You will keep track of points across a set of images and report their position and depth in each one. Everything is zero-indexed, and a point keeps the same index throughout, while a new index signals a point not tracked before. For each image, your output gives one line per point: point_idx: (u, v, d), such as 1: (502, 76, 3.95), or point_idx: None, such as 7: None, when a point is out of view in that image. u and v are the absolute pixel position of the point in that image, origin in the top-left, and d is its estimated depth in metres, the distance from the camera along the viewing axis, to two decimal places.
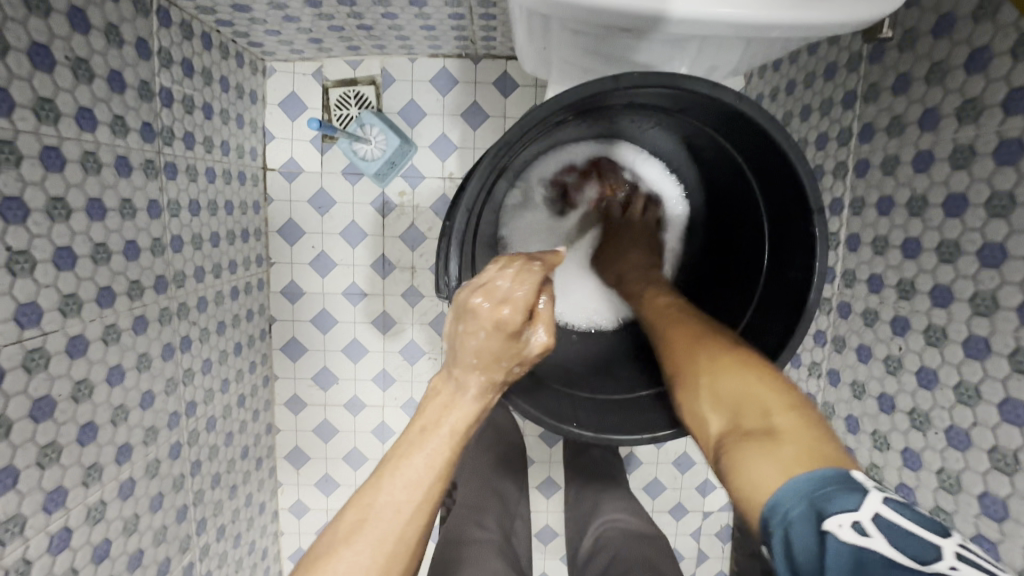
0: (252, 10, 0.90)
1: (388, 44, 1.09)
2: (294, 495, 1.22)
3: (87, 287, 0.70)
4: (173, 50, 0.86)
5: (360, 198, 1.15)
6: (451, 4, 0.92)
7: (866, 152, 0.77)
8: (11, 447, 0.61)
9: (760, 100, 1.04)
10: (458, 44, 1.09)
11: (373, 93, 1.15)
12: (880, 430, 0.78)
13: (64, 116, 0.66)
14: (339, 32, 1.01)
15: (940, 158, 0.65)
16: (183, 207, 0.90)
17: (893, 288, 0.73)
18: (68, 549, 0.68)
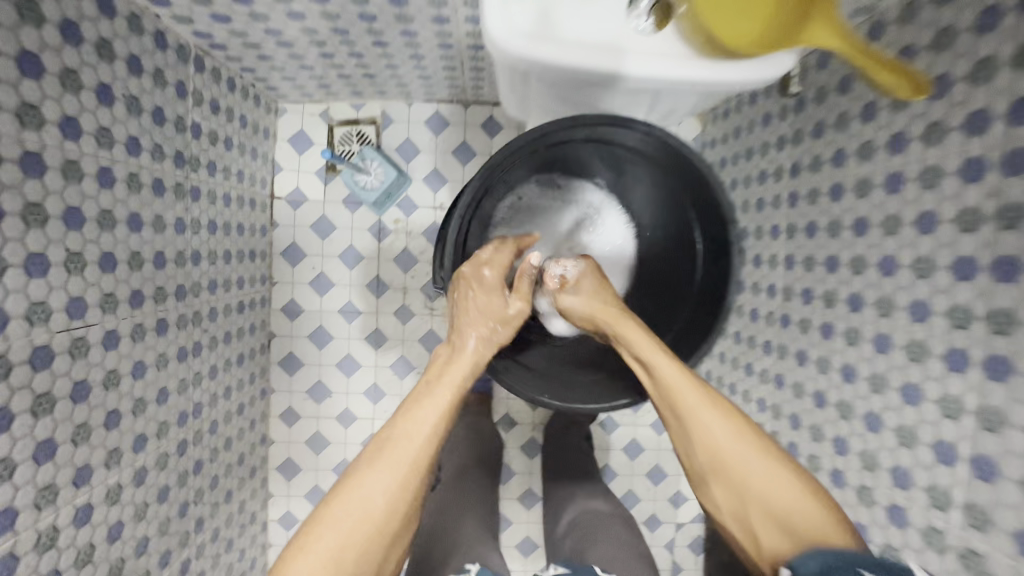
0: (273, 59, 0.88)
1: (388, 90, 1.06)
2: (284, 507, 1.15)
3: (146, 302, 0.72)
4: (207, 90, 0.84)
5: (360, 223, 1.13)
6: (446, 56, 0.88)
7: (898, 164, 0.62)
8: (52, 422, 0.59)
9: (747, 129, 0.93)
10: (452, 90, 1.06)
11: (373, 132, 1.11)
12: (938, 485, 0.59)
13: (117, 142, 0.64)
14: (346, 79, 0.99)
15: (991, 164, 0.51)
16: (204, 226, 0.85)
17: (944, 315, 0.57)
18: (90, 524, 0.64)
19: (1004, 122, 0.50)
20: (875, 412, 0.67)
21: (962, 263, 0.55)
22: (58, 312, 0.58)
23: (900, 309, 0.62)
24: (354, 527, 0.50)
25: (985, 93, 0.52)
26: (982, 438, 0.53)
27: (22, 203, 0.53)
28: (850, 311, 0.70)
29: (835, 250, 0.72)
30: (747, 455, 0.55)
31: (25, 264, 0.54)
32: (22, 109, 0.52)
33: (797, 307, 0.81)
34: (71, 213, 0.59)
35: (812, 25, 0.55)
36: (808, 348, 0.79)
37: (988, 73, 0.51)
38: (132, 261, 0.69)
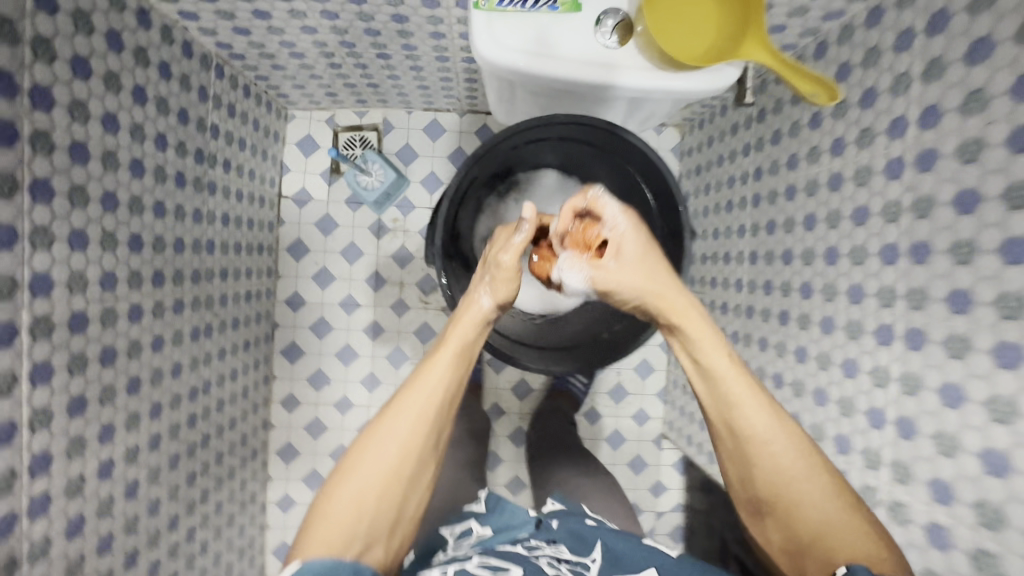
0: (286, 67, 0.94)
1: (389, 100, 1.11)
2: (282, 489, 1.19)
3: (165, 282, 0.77)
4: (225, 95, 0.91)
5: (360, 222, 1.19)
6: (441, 70, 0.94)
7: (864, 157, 0.63)
8: (84, 414, 0.62)
9: (723, 118, 0.96)
10: (448, 101, 1.11)
11: (375, 137, 1.16)
12: (900, 459, 0.59)
13: (146, 135, 0.71)
14: (352, 87, 1.04)
15: (945, 153, 0.52)
16: (217, 218, 0.92)
17: (904, 296, 0.57)
18: (111, 511, 0.67)
19: (958, 116, 0.51)
20: (822, 388, 0.70)
21: (885, 250, 0.60)
22: (93, 284, 0.62)
23: (842, 293, 0.66)
24: (374, 473, 0.49)
25: (905, 99, 0.57)
26: (904, 402, 0.58)
27: (68, 185, 0.58)
28: (802, 297, 0.74)
29: (792, 243, 0.76)
30: (800, 474, 0.51)
31: (67, 239, 0.58)
32: (71, 105, 0.58)
33: (761, 298, 0.85)
34: (106, 197, 0.64)
35: (748, 42, 0.60)
36: (769, 335, 0.82)
37: (905, 85, 0.57)
38: (155, 246, 0.74)
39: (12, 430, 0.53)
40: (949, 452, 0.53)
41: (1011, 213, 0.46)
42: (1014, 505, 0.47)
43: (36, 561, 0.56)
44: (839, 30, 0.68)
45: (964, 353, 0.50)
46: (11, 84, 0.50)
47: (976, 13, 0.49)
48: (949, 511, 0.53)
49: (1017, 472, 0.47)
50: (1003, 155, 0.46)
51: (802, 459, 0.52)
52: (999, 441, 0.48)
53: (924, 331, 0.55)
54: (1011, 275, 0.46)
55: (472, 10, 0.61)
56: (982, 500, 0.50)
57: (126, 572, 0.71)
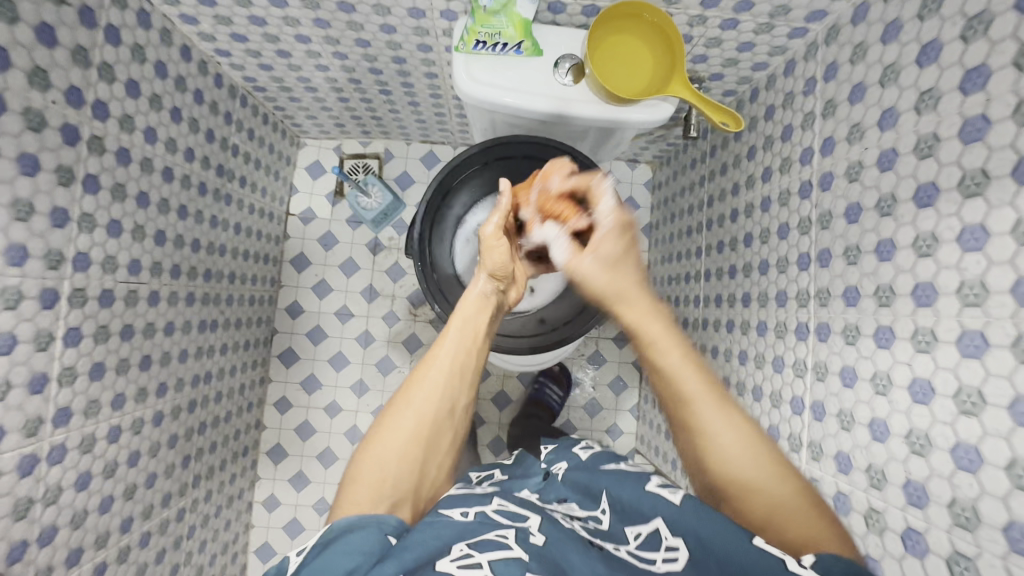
0: (301, 100, 1.03)
1: (391, 132, 1.20)
2: (269, 489, 1.20)
3: (181, 274, 0.85)
4: (247, 121, 1.00)
5: (359, 239, 1.25)
6: (435, 107, 1.03)
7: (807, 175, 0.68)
8: (102, 387, 0.69)
9: (691, 150, 1.05)
10: (444, 134, 1.19)
11: (377, 165, 1.25)
12: (814, 439, 0.64)
13: (179, 149, 0.80)
14: (358, 120, 1.13)
15: (837, 175, 0.62)
16: (231, 226, 0.99)
17: (812, 295, 0.66)
18: (114, 478, 0.73)
19: (845, 143, 0.61)
20: (758, 385, 0.77)
21: (799, 258, 0.69)
22: (122, 267, 0.70)
23: (771, 298, 0.75)
24: (398, 438, 0.50)
25: (810, 133, 0.68)
26: (816, 387, 0.64)
27: (112, 182, 0.67)
28: (743, 306, 0.83)
29: (734, 260, 0.86)
30: (738, 457, 0.46)
31: (107, 226, 0.67)
32: (123, 118, 0.68)
33: (714, 310, 0.93)
34: (140, 196, 0.73)
35: (676, 84, 0.68)
36: (720, 343, 0.90)
37: (811, 121, 0.68)
38: (176, 242, 0.82)
39: (43, 383, 0.60)
40: (848, 426, 0.58)
41: (881, 219, 0.56)
42: (892, 463, 0.52)
43: (47, 504, 0.62)
44: (766, 78, 0.78)
45: (855, 339, 0.58)
46: (80, 97, 0.61)
47: (887, 43, 0.56)
48: (848, 479, 0.58)
49: (895, 435, 0.52)
50: (875, 172, 0.57)
51: (743, 450, 0.46)
52: (882, 410, 0.54)
53: (829, 323, 0.63)
54: (882, 270, 0.55)
55: (454, 53, 0.69)
56: (871, 463, 0.55)
57: (120, 534, 0.75)
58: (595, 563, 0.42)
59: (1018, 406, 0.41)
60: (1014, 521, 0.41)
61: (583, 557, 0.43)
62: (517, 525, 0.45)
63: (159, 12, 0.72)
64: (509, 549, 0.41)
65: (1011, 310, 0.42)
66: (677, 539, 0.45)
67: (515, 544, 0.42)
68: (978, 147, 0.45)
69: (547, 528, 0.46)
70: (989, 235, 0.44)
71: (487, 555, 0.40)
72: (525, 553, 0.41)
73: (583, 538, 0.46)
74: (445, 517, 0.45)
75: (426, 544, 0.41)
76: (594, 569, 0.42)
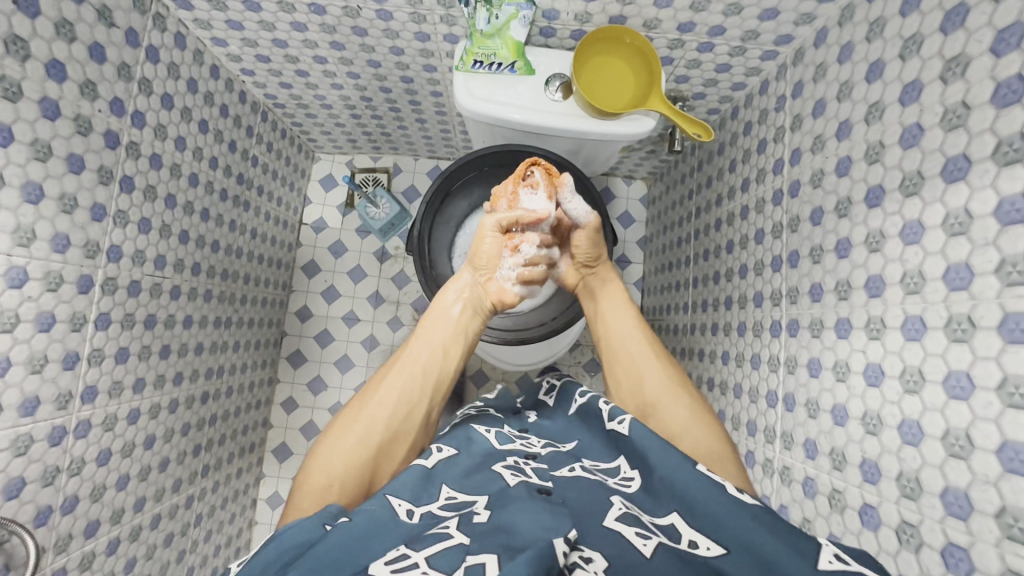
0: (317, 117, 1.12)
1: (399, 148, 1.27)
2: (273, 487, 1.24)
3: (200, 272, 0.91)
4: (266, 135, 1.08)
5: (368, 248, 1.32)
6: (442, 124, 1.11)
7: (779, 183, 0.74)
8: (125, 370, 0.75)
9: (680, 166, 1.11)
10: (449, 150, 1.27)
11: (386, 179, 1.32)
12: (787, 430, 0.68)
13: (204, 157, 0.88)
14: (369, 136, 1.22)
15: (804, 182, 0.68)
16: (247, 231, 1.07)
17: (784, 293, 0.71)
18: (130, 457, 0.78)
19: (811, 153, 0.67)
20: (738, 382, 0.81)
21: (772, 261, 0.74)
22: (148, 261, 0.77)
23: (750, 300, 0.80)
24: (347, 441, 0.56)
25: (781, 145, 0.74)
26: (788, 379, 0.68)
27: (144, 184, 0.75)
28: (726, 309, 0.87)
29: (719, 266, 0.91)
30: (668, 382, 0.67)
31: (138, 223, 0.74)
32: (157, 127, 0.75)
33: (701, 315, 0.97)
34: (168, 198, 0.80)
35: (654, 99, 0.75)
36: (705, 346, 0.94)
37: (782, 135, 0.74)
38: (197, 242, 0.89)
39: (75, 361, 0.66)
40: (815, 413, 0.62)
41: (839, 221, 0.61)
42: (850, 446, 0.56)
43: (71, 475, 0.67)
44: (745, 97, 0.84)
45: (820, 332, 0.63)
46: (121, 107, 0.68)
47: (843, 62, 0.61)
48: (815, 464, 0.61)
49: (853, 419, 0.56)
50: (833, 179, 0.62)
51: (674, 381, 0.67)
52: (842, 396, 0.58)
53: (798, 319, 0.67)
54: (841, 266, 0.59)
55: (454, 72, 0.76)
56: (833, 448, 0.59)
57: (134, 513, 0.80)
58: (544, 517, 0.45)
59: (951, 380, 0.45)
60: (949, 486, 0.45)
61: (528, 517, 0.45)
62: (461, 513, 0.47)
63: (193, 35, 0.81)
64: (450, 537, 0.42)
65: (942, 294, 0.46)
66: (635, 471, 0.55)
67: (455, 533, 0.43)
68: (914, 152, 0.50)
69: (493, 504, 0.48)
70: (925, 229, 0.49)
71: (424, 551, 0.40)
72: (466, 537, 0.42)
73: (530, 490, 0.50)
74: (389, 515, 0.46)
75: (365, 534, 0.43)
76: (540, 524, 0.44)
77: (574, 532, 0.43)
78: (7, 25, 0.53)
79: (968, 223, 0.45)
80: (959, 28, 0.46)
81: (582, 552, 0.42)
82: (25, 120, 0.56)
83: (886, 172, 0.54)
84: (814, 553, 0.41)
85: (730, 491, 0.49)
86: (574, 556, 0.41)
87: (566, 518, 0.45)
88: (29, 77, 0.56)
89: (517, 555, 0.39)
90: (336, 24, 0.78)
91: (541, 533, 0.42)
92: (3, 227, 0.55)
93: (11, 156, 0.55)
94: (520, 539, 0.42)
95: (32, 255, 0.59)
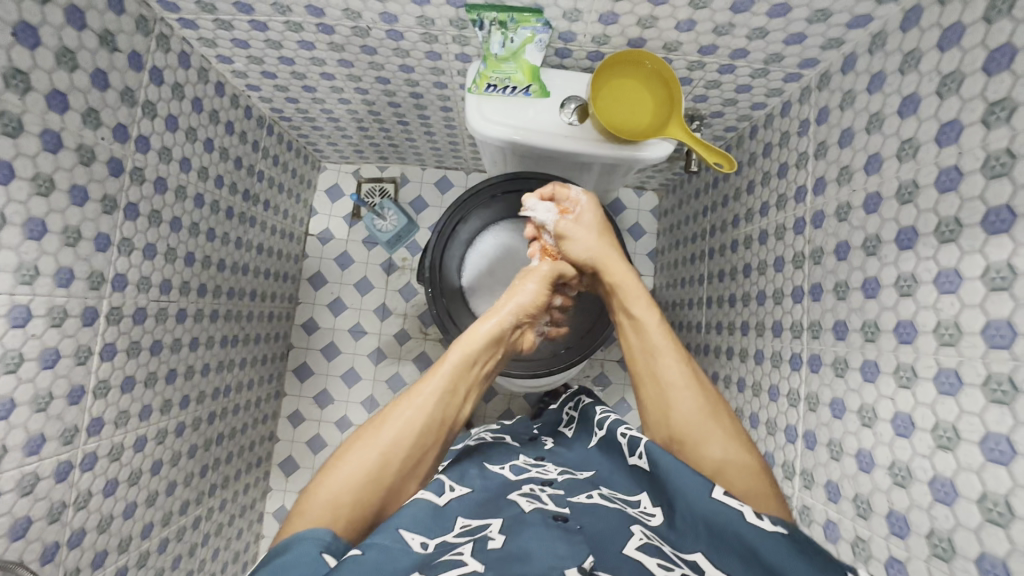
0: (323, 129, 1.09)
1: (407, 159, 1.25)
2: (280, 500, 1.23)
3: (206, 292, 0.90)
4: (272, 148, 1.06)
5: (374, 260, 1.30)
6: (452, 136, 1.09)
7: (802, 210, 0.71)
8: (130, 399, 0.74)
9: (695, 180, 1.09)
10: (456, 161, 1.24)
11: (393, 189, 1.30)
12: (807, 467, 0.66)
13: (209, 175, 0.86)
14: (376, 147, 1.19)
15: (829, 214, 0.65)
16: (254, 246, 1.05)
17: (805, 327, 0.69)
18: (136, 485, 0.77)
19: (836, 185, 0.64)
20: (755, 412, 0.80)
21: (793, 291, 0.72)
22: (154, 287, 0.76)
23: (768, 327, 0.78)
24: (359, 469, 0.52)
25: (804, 172, 0.71)
26: (809, 417, 0.66)
27: (149, 209, 0.73)
28: (742, 334, 0.85)
29: (735, 289, 0.89)
30: (702, 413, 0.61)
31: (143, 249, 0.73)
32: (161, 150, 0.73)
33: (715, 337, 0.95)
34: (174, 221, 0.78)
35: (673, 126, 0.73)
36: (720, 369, 0.92)
37: (805, 161, 0.71)
38: (203, 263, 0.88)
39: (79, 395, 0.65)
40: (838, 456, 0.60)
41: (867, 258, 0.58)
42: (876, 494, 0.54)
43: (77, 509, 0.66)
44: (764, 117, 0.82)
45: (844, 371, 0.60)
46: (125, 133, 0.66)
47: (873, 92, 0.59)
48: (837, 508, 0.60)
49: (879, 467, 0.55)
50: (861, 215, 0.60)
51: (712, 415, 0.60)
52: (867, 441, 0.56)
53: (820, 355, 0.65)
54: (869, 306, 0.57)
55: (467, 94, 0.75)
56: (857, 494, 0.57)
57: (141, 540, 0.80)
58: (558, 547, 0.43)
59: (988, 441, 0.44)
60: (985, 553, 0.43)
61: (543, 544, 0.44)
62: (476, 538, 0.46)
63: (198, 53, 0.78)
64: (465, 564, 0.41)
65: (980, 350, 0.45)
66: (657, 508, 0.53)
67: (471, 559, 0.42)
68: (952, 196, 0.48)
69: (506, 529, 0.47)
70: (963, 278, 0.47)
71: None
72: (481, 564, 0.41)
73: (546, 518, 0.49)
74: (402, 548, 0.44)
75: (375, 567, 0.41)
76: (554, 552, 0.42)
77: (588, 560, 0.41)
78: (6, 58, 0.51)
79: (1011, 278, 0.43)
80: (1004, 69, 0.44)
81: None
82: (26, 155, 0.54)
83: (923, 213, 0.51)
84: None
85: (748, 517, 0.47)
86: None
87: (583, 548, 0.43)
88: (29, 111, 0.54)
89: None
90: (344, 43, 0.76)
91: (556, 561, 0.41)
92: (6, 267, 0.54)
93: (12, 193, 0.53)
94: (532, 568, 0.40)
95: (35, 292, 0.57)
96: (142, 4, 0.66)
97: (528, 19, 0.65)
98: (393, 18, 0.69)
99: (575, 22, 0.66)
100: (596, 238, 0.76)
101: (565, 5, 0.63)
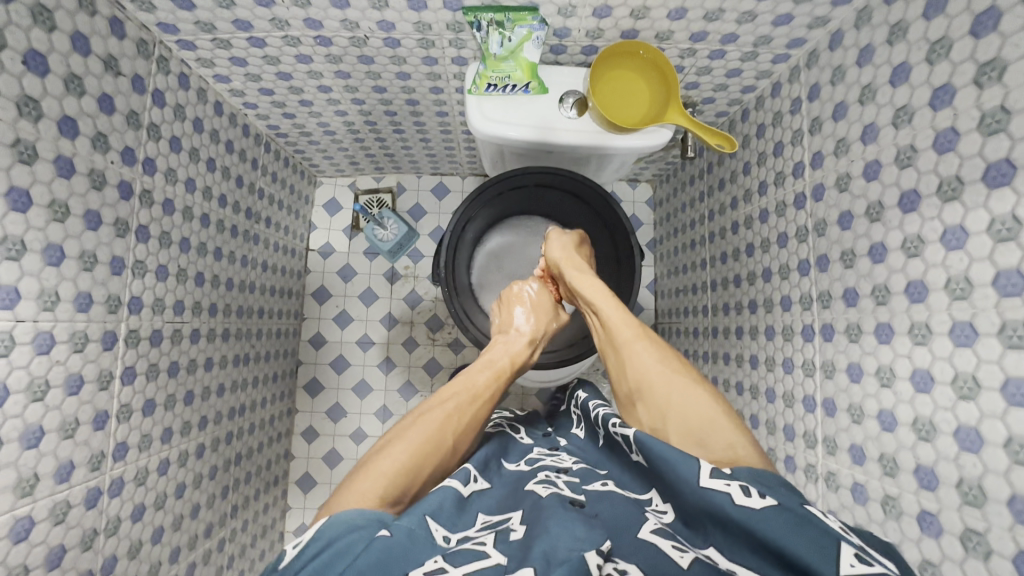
0: (319, 143, 1.10)
1: (403, 167, 1.26)
2: (300, 518, 1.22)
3: (215, 311, 0.90)
4: (270, 165, 1.06)
5: (376, 270, 1.31)
6: (447, 141, 1.10)
7: (800, 185, 0.73)
8: (152, 422, 0.74)
9: (689, 168, 1.11)
10: (452, 166, 1.26)
11: (390, 199, 1.31)
12: (828, 434, 0.67)
13: (212, 194, 0.86)
14: (371, 158, 1.20)
15: (828, 185, 0.67)
16: (258, 263, 1.05)
17: (815, 298, 0.70)
18: (162, 508, 0.76)
19: (833, 158, 0.66)
20: (771, 387, 0.81)
21: (800, 264, 0.73)
22: (168, 308, 0.76)
23: (776, 303, 0.79)
24: (426, 436, 0.55)
25: (800, 148, 0.73)
26: (826, 385, 0.68)
27: (158, 231, 0.73)
28: (750, 312, 0.87)
29: (739, 269, 0.90)
30: (653, 362, 0.63)
31: (156, 271, 0.73)
32: (167, 172, 0.74)
33: (723, 318, 0.97)
34: (182, 241, 0.78)
35: (672, 112, 0.76)
36: (730, 349, 0.94)
37: (800, 138, 0.73)
38: (212, 282, 0.88)
39: (104, 419, 0.64)
40: (859, 419, 0.62)
41: (871, 225, 0.60)
42: (902, 452, 0.56)
43: (108, 535, 0.66)
44: (755, 100, 0.84)
45: (858, 336, 0.62)
46: (132, 156, 0.67)
47: (863, 65, 0.61)
48: (864, 470, 0.61)
49: (901, 426, 0.56)
50: (862, 183, 0.61)
51: (664, 365, 0.62)
52: (888, 401, 0.58)
53: (832, 324, 0.67)
54: (877, 271, 0.59)
55: (467, 95, 0.76)
56: (883, 454, 0.59)
57: (170, 564, 0.79)
58: (575, 528, 0.43)
59: (1009, 387, 0.45)
60: (1016, 495, 0.45)
61: (561, 522, 0.44)
62: (497, 530, 0.47)
63: (196, 74, 0.79)
64: (488, 557, 0.41)
65: (993, 300, 0.46)
66: (666, 505, 0.51)
67: (493, 552, 0.42)
68: (951, 156, 0.50)
69: (528, 520, 0.47)
70: (969, 233, 0.49)
71: (461, 567, 0.39)
72: (504, 557, 0.41)
73: (563, 502, 0.50)
74: (427, 539, 0.44)
75: (399, 554, 0.40)
76: (573, 533, 0.42)
77: (606, 544, 0.42)
78: (19, 87, 0.51)
79: (1016, 228, 0.45)
80: (991, 31, 0.47)
81: (616, 564, 0.40)
82: (42, 182, 0.54)
83: (925, 175, 0.53)
84: (834, 553, 0.38)
85: (739, 501, 0.44)
86: (608, 568, 0.40)
87: (599, 531, 0.44)
88: (42, 137, 0.54)
89: (554, 568, 0.38)
90: (342, 54, 0.77)
91: (574, 543, 0.41)
92: (29, 294, 0.54)
93: (31, 220, 0.53)
94: (556, 548, 0.41)
95: (57, 318, 0.57)
96: (141, 28, 0.67)
97: (524, 17, 0.66)
98: (390, 25, 0.70)
99: (568, 18, 0.67)
100: (567, 253, 0.81)
101: (559, 1, 0.64)
